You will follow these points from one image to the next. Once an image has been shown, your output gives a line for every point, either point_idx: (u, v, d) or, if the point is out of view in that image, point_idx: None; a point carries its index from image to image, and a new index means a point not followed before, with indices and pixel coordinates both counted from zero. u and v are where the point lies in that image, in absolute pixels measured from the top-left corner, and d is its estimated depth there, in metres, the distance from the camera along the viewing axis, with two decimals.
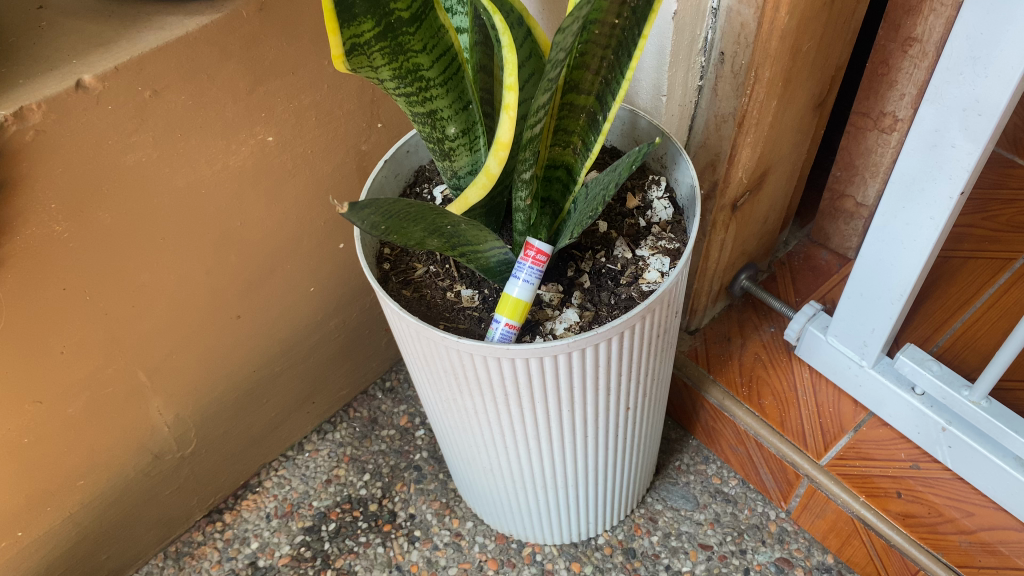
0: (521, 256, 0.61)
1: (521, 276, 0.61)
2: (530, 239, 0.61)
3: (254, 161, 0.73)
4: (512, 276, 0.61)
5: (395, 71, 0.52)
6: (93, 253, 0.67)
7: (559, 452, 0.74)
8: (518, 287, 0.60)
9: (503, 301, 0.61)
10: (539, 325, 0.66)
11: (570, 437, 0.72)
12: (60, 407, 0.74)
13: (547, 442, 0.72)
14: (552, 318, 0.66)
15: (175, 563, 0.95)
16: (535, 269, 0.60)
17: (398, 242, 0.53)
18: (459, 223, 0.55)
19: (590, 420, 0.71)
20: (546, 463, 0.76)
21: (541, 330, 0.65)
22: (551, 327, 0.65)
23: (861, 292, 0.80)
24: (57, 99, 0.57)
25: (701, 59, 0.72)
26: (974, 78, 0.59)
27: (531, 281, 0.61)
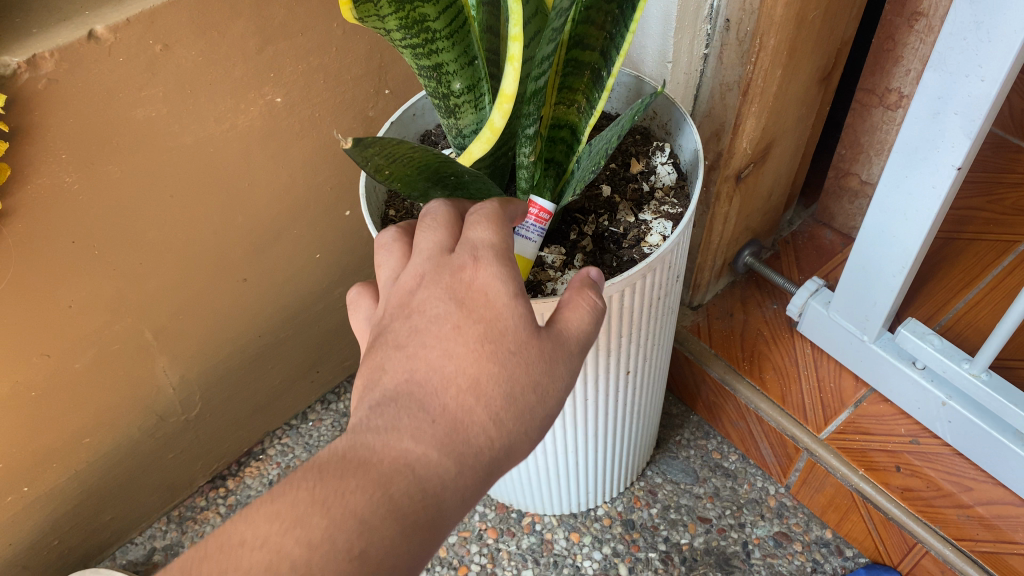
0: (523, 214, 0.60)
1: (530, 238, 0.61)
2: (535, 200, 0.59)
3: (262, 122, 0.74)
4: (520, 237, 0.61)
5: (402, 21, 0.52)
6: (102, 206, 0.68)
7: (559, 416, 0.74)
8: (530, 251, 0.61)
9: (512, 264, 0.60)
10: (541, 286, 0.65)
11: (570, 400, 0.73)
12: (68, 362, 0.75)
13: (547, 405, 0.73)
14: (553, 279, 0.66)
15: (179, 527, 0.96)
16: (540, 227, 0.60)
17: (403, 189, 0.55)
18: (463, 175, 0.57)
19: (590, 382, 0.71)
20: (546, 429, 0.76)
21: (542, 290, 0.65)
22: (553, 288, 0.65)
23: (864, 264, 0.81)
24: (69, 49, 0.58)
25: (708, 27, 0.73)
26: (977, 43, 0.59)
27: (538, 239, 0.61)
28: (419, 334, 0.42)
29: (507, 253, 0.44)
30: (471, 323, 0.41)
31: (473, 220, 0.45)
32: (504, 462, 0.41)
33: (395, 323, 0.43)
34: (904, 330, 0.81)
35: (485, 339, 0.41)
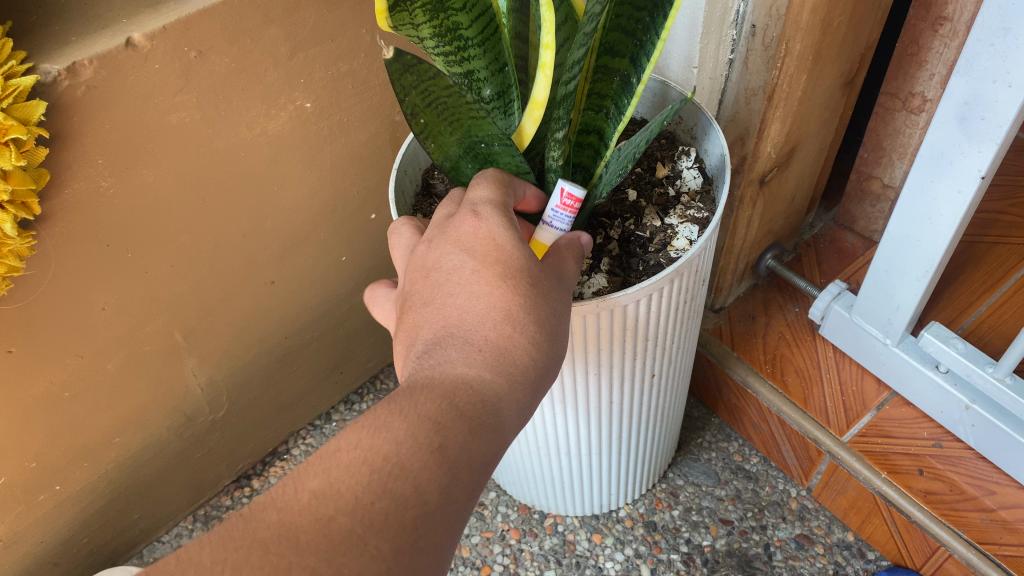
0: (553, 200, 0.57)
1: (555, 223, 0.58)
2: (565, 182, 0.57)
3: (292, 126, 0.75)
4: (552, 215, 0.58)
5: (435, 29, 0.53)
6: (136, 210, 0.69)
7: (584, 418, 0.75)
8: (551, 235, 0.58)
9: (528, 244, 0.60)
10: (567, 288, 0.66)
11: (596, 402, 0.73)
12: (100, 363, 0.76)
13: (572, 408, 0.73)
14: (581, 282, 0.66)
15: (204, 526, 0.98)
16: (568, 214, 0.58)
17: (436, 147, 0.56)
18: (495, 146, 0.57)
19: (616, 385, 0.72)
20: (571, 431, 0.77)
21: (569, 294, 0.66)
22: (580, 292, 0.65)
23: (888, 268, 0.81)
24: (107, 56, 0.60)
25: (733, 32, 0.73)
26: (1004, 49, 0.59)
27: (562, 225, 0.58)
28: (443, 286, 0.48)
29: (504, 206, 0.51)
30: (487, 267, 0.47)
31: (479, 186, 0.53)
32: (543, 379, 0.48)
33: (419, 283, 0.50)
34: (927, 334, 0.81)
35: (504, 275, 0.47)
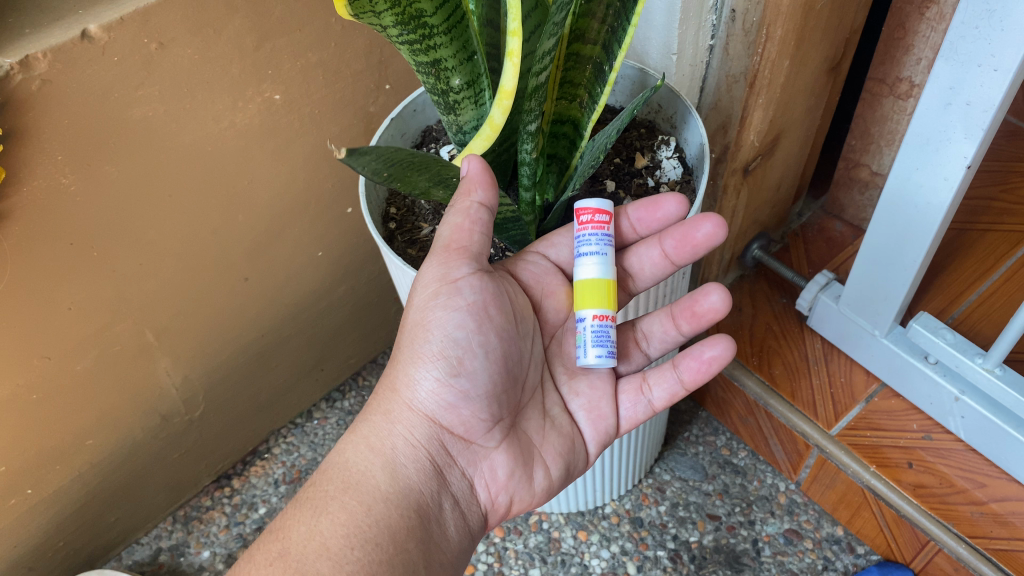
0: (579, 228, 0.57)
1: (594, 249, 0.56)
2: (582, 202, 0.57)
3: (261, 119, 0.73)
4: (592, 339, 0.56)
5: (398, 17, 0.50)
6: (101, 207, 0.67)
7: None
8: (598, 266, 0.56)
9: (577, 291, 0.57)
10: None
11: None
12: (69, 364, 0.74)
13: None
14: None
15: (184, 527, 0.96)
16: (600, 235, 0.57)
17: (403, 189, 0.52)
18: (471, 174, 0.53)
19: None
20: None
21: None
22: None
23: (875, 257, 0.79)
24: (62, 49, 0.58)
25: (713, 17, 0.71)
26: (989, 32, 0.57)
27: (604, 250, 0.57)
28: None
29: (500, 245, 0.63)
30: None
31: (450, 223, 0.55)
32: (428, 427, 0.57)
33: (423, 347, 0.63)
34: (916, 324, 0.79)
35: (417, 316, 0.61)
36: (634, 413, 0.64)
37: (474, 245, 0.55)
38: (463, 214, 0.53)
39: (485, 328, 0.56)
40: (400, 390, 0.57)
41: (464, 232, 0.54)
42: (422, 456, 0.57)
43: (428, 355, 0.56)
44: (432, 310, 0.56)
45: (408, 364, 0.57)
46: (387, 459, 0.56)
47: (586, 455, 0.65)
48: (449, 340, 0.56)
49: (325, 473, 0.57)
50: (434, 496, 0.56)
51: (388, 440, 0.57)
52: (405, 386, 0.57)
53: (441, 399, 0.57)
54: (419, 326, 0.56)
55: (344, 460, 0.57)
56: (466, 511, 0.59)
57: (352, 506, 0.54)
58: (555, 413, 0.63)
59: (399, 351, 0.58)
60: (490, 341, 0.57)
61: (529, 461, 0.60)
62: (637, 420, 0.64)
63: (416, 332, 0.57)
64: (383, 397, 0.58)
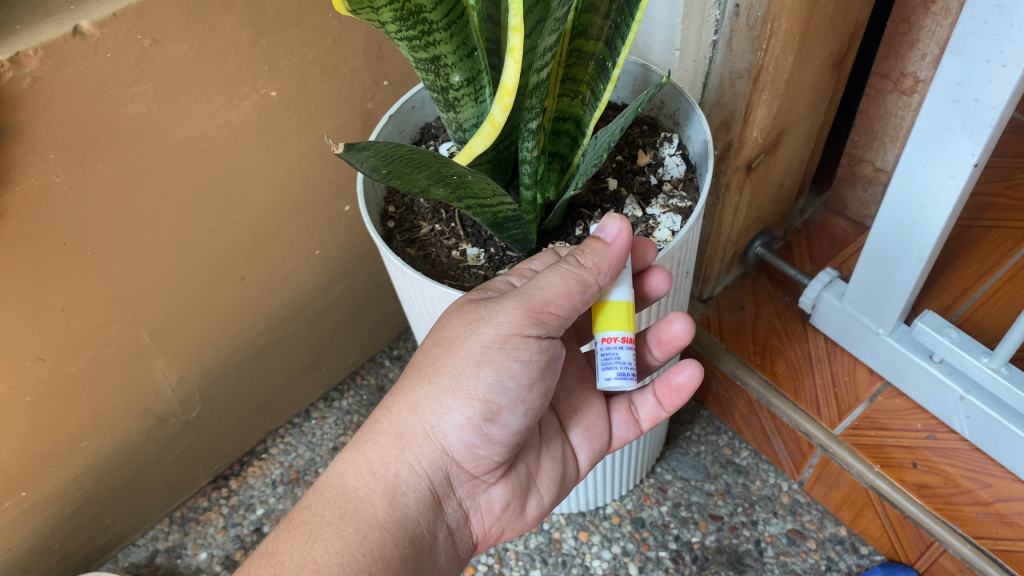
0: None
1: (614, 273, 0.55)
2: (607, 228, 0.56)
3: (257, 116, 0.71)
4: (600, 363, 0.54)
5: (397, 13, 0.49)
6: (93, 207, 0.66)
7: None
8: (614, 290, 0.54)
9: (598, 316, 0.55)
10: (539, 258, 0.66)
11: None
12: (63, 365, 0.73)
13: None
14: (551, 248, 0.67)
15: (181, 528, 0.95)
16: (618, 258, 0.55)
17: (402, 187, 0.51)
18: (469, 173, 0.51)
19: None
20: None
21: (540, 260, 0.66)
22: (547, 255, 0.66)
23: (880, 255, 0.78)
24: (53, 45, 0.56)
25: (716, 12, 0.70)
26: (998, 28, 0.56)
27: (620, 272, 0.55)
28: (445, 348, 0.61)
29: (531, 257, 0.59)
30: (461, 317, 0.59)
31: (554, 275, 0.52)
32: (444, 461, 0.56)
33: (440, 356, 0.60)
34: (920, 323, 0.79)
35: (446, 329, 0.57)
36: (624, 432, 0.67)
37: (563, 312, 0.53)
38: (578, 284, 0.52)
39: (536, 386, 0.54)
40: (425, 418, 0.55)
41: (566, 299, 0.52)
42: (424, 487, 0.56)
43: (471, 396, 0.53)
44: (489, 355, 0.53)
45: (444, 398, 0.54)
46: (390, 487, 0.55)
47: (576, 474, 0.66)
48: (496, 387, 0.53)
49: (321, 495, 0.55)
50: (430, 528, 0.56)
51: (393, 467, 0.55)
52: (431, 417, 0.55)
53: (467, 438, 0.55)
54: (469, 360, 0.53)
55: (343, 483, 0.56)
56: (456, 539, 0.59)
57: (349, 534, 0.53)
58: (554, 438, 0.64)
59: (432, 377, 0.54)
60: (535, 398, 0.55)
61: (523, 494, 0.62)
62: (627, 438, 0.67)
63: (462, 366, 0.53)
64: (402, 420, 0.55)
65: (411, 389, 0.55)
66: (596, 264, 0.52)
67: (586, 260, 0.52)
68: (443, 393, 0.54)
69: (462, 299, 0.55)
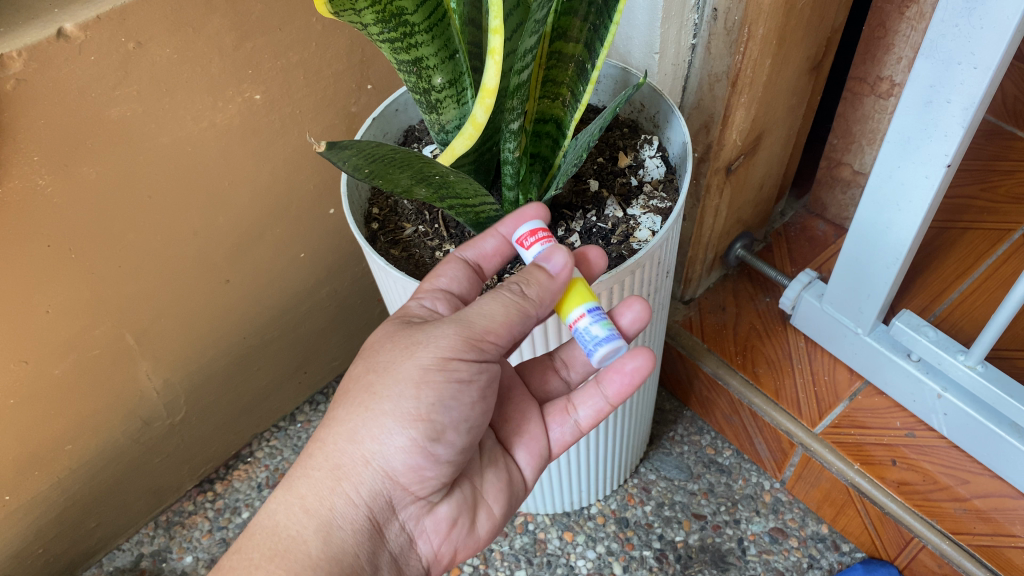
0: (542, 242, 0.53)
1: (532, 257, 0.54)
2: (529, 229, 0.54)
3: (241, 119, 0.72)
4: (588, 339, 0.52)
5: (378, 15, 0.49)
6: (78, 209, 0.66)
7: None
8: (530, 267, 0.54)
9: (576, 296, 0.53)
10: None
11: None
12: (47, 367, 0.73)
13: None
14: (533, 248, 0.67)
15: (166, 532, 0.95)
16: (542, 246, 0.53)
17: (384, 188, 0.51)
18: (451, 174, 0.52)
19: None
20: None
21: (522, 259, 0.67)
22: None
23: (858, 256, 0.79)
24: (38, 48, 0.57)
25: (694, 16, 0.71)
26: (968, 30, 0.58)
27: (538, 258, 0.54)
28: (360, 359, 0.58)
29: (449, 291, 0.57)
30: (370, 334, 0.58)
31: (494, 305, 0.50)
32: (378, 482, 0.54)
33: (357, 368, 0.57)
34: (898, 322, 0.80)
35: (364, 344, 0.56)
36: (564, 436, 0.64)
37: (502, 341, 0.52)
38: (519, 313, 0.51)
39: (477, 404, 0.54)
40: (360, 444, 0.53)
41: (506, 325, 0.51)
42: (361, 515, 0.54)
43: (413, 416, 0.52)
44: (428, 378, 0.51)
45: (384, 421, 0.52)
46: (324, 521, 0.53)
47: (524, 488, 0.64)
48: (437, 406, 0.52)
49: (252, 538, 0.53)
50: (373, 557, 0.54)
51: (329, 501, 0.53)
52: (370, 445, 0.53)
53: (408, 462, 0.53)
54: (408, 386, 0.52)
55: (274, 523, 0.53)
56: (403, 564, 0.57)
57: None
58: (496, 454, 0.62)
59: (368, 403, 0.53)
60: (476, 415, 0.54)
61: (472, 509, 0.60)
62: (567, 442, 0.64)
63: (401, 389, 0.52)
64: (338, 451, 0.53)
65: (348, 417, 0.53)
66: (539, 295, 0.51)
67: (526, 289, 0.50)
68: (386, 420, 0.52)
69: (395, 327, 0.54)
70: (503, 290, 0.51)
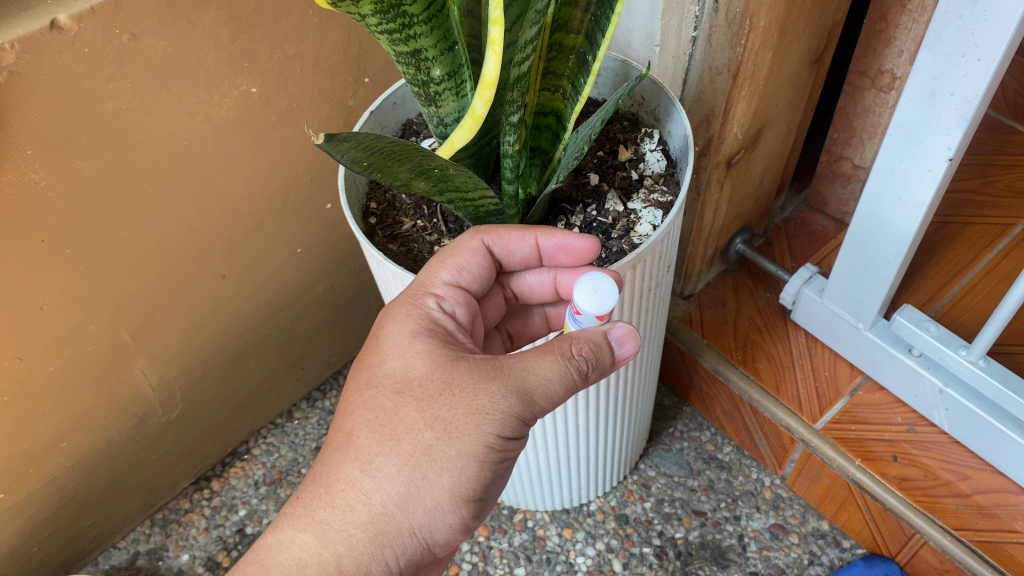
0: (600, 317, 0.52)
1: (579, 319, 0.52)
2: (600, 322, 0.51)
3: (238, 113, 0.71)
4: None
5: (377, 6, 0.48)
6: (72, 204, 0.65)
7: (557, 432, 0.75)
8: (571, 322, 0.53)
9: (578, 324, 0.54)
10: None
11: (562, 416, 0.72)
12: (42, 364, 0.72)
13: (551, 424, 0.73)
14: None
15: (162, 530, 0.95)
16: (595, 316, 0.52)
17: (383, 181, 0.50)
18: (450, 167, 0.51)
19: (583, 396, 0.70)
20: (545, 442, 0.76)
21: None
22: None
23: (859, 250, 0.79)
24: (31, 40, 0.56)
25: (695, 8, 0.70)
26: (973, 22, 0.57)
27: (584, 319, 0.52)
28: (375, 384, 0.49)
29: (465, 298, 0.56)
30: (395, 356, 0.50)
31: (557, 382, 0.48)
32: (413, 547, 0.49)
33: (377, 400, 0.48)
34: (900, 317, 0.79)
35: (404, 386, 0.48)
36: None
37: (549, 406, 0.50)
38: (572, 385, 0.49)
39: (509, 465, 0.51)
40: (408, 517, 0.47)
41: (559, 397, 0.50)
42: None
43: (467, 492, 0.48)
44: (488, 452, 0.47)
45: (439, 496, 0.47)
46: None
47: None
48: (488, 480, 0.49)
49: None
50: None
51: (365, 568, 0.48)
52: (418, 517, 0.47)
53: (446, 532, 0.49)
54: (470, 460, 0.47)
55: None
56: None
57: None
58: None
59: (423, 470, 0.47)
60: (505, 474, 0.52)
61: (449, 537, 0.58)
62: None
63: (461, 462, 0.47)
64: (383, 519, 0.47)
65: (399, 481, 0.47)
66: (595, 372, 0.50)
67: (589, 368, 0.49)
68: (441, 494, 0.47)
69: (444, 377, 0.48)
70: (573, 361, 0.49)
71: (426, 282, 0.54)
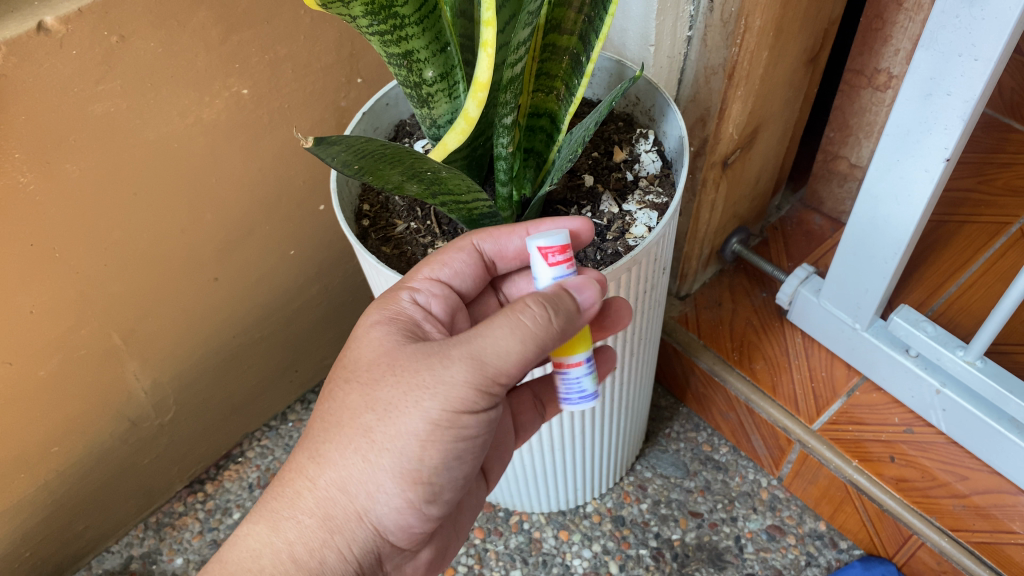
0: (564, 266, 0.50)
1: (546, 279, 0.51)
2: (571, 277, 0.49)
3: (229, 114, 0.70)
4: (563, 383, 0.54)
5: (368, 7, 0.48)
6: (61, 207, 0.65)
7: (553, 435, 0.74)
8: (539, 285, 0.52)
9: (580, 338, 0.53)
10: None
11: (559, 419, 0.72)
12: (32, 368, 0.72)
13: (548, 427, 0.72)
14: None
15: (156, 534, 0.94)
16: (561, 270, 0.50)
17: (374, 183, 0.50)
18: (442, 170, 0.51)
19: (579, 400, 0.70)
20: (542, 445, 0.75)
21: None
22: None
23: (856, 251, 0.78)
24: (17, 42, 0.55)
25: (690, 7, 0.70)
26: (970, 21, 0.56)
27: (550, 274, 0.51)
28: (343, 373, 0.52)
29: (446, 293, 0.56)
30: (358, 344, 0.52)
31: (514, 344, 0.46)
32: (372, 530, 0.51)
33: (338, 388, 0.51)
34: (897, 318, 0.78)
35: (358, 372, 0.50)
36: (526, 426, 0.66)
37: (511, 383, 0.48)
38: (537, 350, 0.47)
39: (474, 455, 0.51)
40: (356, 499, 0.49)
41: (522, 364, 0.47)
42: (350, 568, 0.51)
43: (414, 476, 0.49)
44: (432, 436, 0.48)
45: (382, 478, 0.48)
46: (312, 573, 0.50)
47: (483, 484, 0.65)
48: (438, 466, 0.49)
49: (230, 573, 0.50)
50: None
51: (319, 553, 0.50)
52: (366, 499, 0.49)
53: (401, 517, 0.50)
54: (413, 439, 0.48)
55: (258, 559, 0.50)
56: None
57: None
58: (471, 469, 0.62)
59: (366, 453, 0.48)
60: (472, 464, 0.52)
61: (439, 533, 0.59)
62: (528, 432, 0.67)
63: (402, 445, 0.48)
64: (330, 501, 0.49)
65: (342, 463, 0.49)
66: (560, 332, 0.47)
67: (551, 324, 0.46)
68: (384, 475, 0.48)
69: (393, 359, 0.49)
70: (527, 318, 0.46)
71: (406, 277, 0.55)
